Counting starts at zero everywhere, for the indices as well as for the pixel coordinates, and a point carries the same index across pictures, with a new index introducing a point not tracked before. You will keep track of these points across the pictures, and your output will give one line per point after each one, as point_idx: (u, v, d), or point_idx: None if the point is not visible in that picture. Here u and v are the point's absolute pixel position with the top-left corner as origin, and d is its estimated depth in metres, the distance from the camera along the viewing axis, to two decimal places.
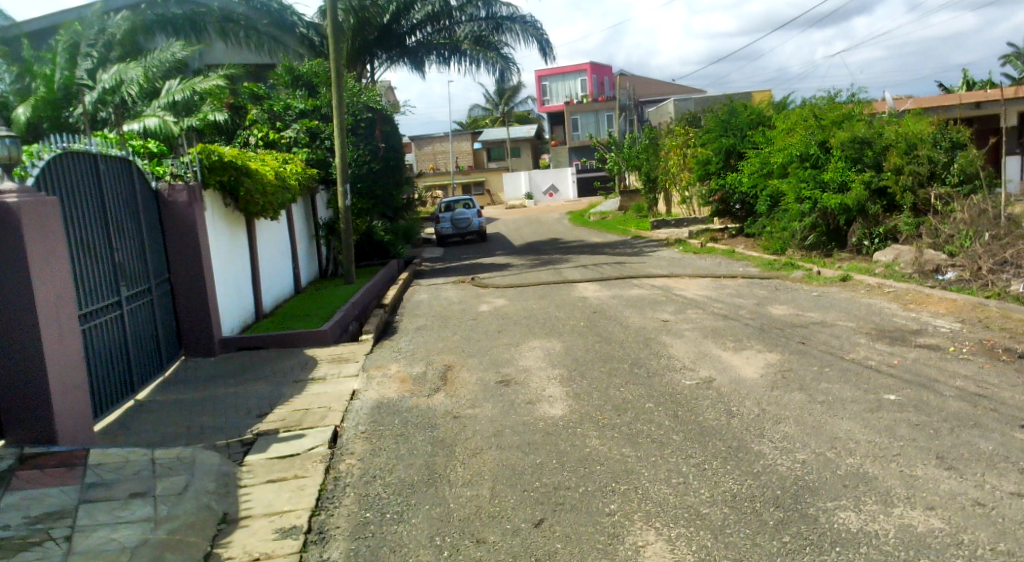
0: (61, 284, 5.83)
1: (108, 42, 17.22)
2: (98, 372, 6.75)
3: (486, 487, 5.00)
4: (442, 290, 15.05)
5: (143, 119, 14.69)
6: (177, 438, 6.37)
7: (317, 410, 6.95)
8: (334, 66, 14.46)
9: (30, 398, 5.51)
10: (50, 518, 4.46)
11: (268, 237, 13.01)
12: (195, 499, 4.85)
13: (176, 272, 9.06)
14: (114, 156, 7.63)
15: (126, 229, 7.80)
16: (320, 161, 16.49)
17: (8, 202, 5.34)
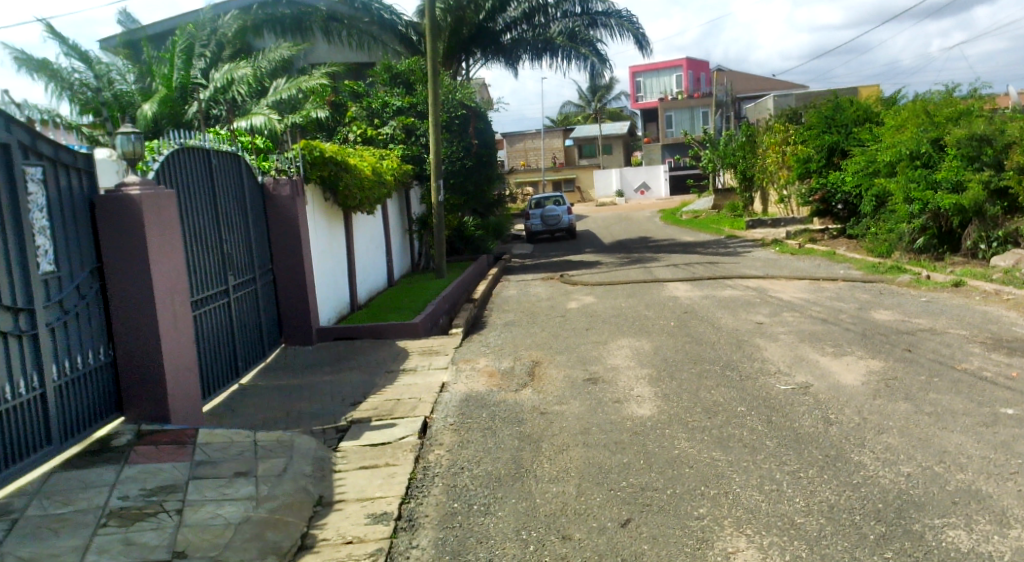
0: (177, 271, 6.18)
1: (221, 42, 18.17)
2: (207, 356, 7.13)
3: (572, 484, 5.00)
4: (532, 286, 15.12)
5: (251, 117, 15.43)
6: (277, 422, 6.66)
7: (408, 401, 7.12)
8: (430, 64, 14.71)
9: (147, 378, 5.88)
10: (164, 492, 4.74)
11: (364, 231, 13.38)
12: (294, 481, 5.06)
13: (279, 263, 9.45)
14: (225, 152, 8.02)
15: (233, 221, 8.19)
16: (415, 158, 16.82)
17: (132, 193, 5.72)
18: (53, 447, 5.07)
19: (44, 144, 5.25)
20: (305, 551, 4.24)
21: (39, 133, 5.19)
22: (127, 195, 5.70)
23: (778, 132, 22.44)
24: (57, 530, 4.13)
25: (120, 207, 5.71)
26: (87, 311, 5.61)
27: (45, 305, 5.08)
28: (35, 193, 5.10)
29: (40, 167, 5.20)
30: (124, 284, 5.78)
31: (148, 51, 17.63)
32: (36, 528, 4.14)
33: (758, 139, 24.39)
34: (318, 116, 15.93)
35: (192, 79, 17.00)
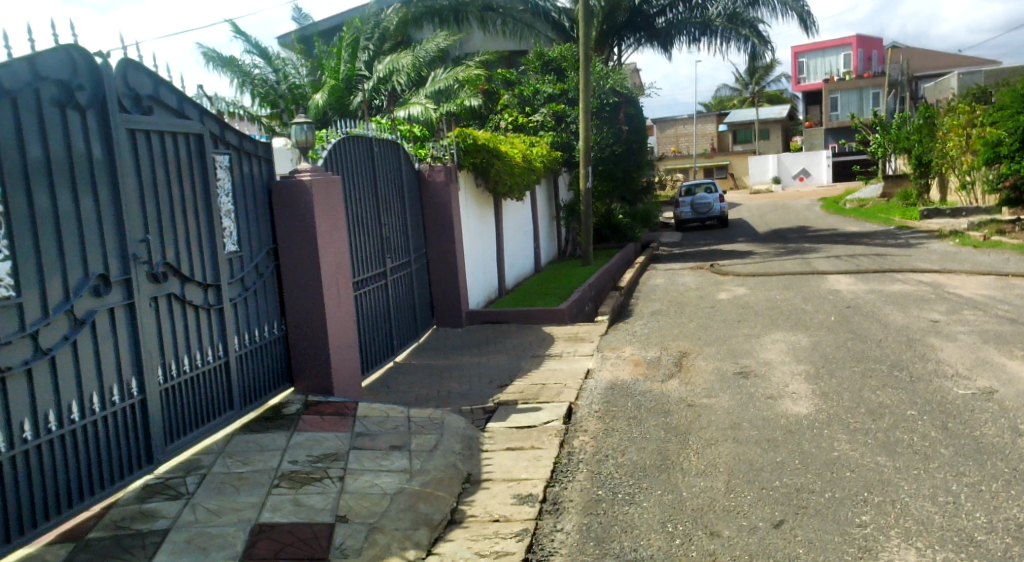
0: (342, 253, 6.53)
1: (382, 35, 19.03)
2: (365, 333, 7.52)
3: (721, 480, 4.86)
4: (681, 275, 14.78)
5: (410, 106, 16.09)
6: (428, 400, 6.93)
7: (553, 386, 7.18)
8: (583, 51, 14.63)
9: (314, 352, 6.28)
10: (328, 459, 5.06)
11: (513, 217, 13.58)
12: (445, 457, 5.24)
13: (433, 247, 9.77)
14: (386, 140, 8.39)
15: (392, 206, 8.55)
16: (565, 144, 16.79)
17: (303, 179, 6.10)
18: (234, 411, 5.54)
19: (231, 135, 5.72)
20: (455, 525, 4.40)
21: (227, 124, 5.66)
22: (299, 181, 6.10)
23: (963, 114, 20.47)
24: (238, 487, 4.51)
25: (293, 193, 6.11)
26: (263, 288, 6.07)
27: (229, 281, 5.55)
28: (222, 179, 5.57)
29: (227, 155, 5.67)
30: (296, 264, 6.20)
31: (318, 46, 18.79)
32: (221, 484, 4.54)
33: (938, 121, 22.43)
34: (472, 105, 16.48)
35: (356, 71, 17.99)
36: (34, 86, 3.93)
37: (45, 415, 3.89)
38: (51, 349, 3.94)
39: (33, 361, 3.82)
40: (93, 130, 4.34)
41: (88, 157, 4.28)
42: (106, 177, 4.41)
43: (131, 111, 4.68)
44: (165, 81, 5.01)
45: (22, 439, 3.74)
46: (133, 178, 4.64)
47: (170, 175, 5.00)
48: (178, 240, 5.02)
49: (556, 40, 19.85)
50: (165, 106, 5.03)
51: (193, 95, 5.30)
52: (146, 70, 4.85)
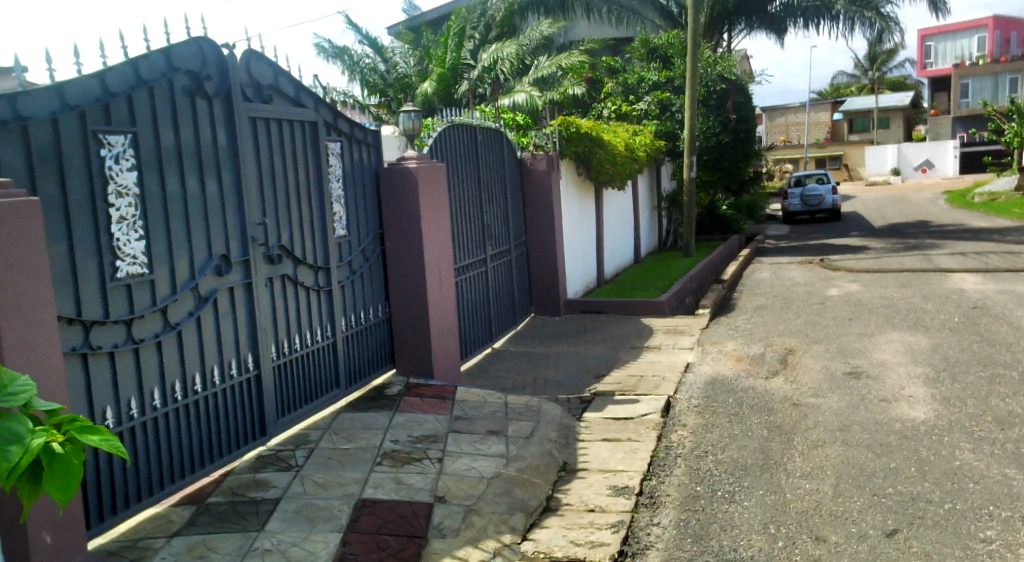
0: (445, 239, 6.63)
1: (488, 24, 19.20)
2: (465, 319, 7.63)
3: (828, 484, 4.67)
4: (788, 270, 14.26)
5: (513, 95, 16.64)
6: (525, 387, 6.97)
7: (651, 378, 7.08)
8: (691, 37, 14.22)
9: (415, 335, 6.43)
10: (427, 440, 5.16)
11: (614, 206, 13.44)
12: (541, 445, 5.26)
13: (533, 234, 9.78)
14: (489, 128, 8.45)
15: (494, 193, 8.61)
16: (669, 133, 16.41)
17: (410, 166, 6.23)
18: (340, 390, 5.75)
19: (343, 123, 5.90)
20: (550, 512, 4.41)
21: (339, 112, 5.84)
22: (406, 168, 6.23)
23: None
24: (343, 462, 4.68)
25: (400, 180, 6.25)
26: (369, 271, 6.24)
27: (338, 264, 5.75)
28: (333, 165, 5.75)
29: (339, 142, 5.85)
30: (401, 249, 6.35)
31: (426, 35, 19.15)
32: (327, 458, 4.72)
33: None
34: (575, 93, 16.55)
35: (462, 60, 18.23)
36: (168, 76, 4.18)
37: (172, 385, 4.15)
38: (178, 324, 4.20)
39: (163, 334, 4.08)
40: (219, 117, 4.58)
41: (214, 144, 4.51)
42: (229, 162, 4.64)
43: (253, 100, 4.89)
44: (284, 71, 5.21)
45: (152, 406, 4.01)
46: (253, 164, 4.87)
47: (287, 161, 5.21)
48: (293, 224, 5.23)
49: (663, 26, 19.41)
50: (284, 96, 5.24)
51: (309, 85, 5.50)
52: (267, 60, 5.05)
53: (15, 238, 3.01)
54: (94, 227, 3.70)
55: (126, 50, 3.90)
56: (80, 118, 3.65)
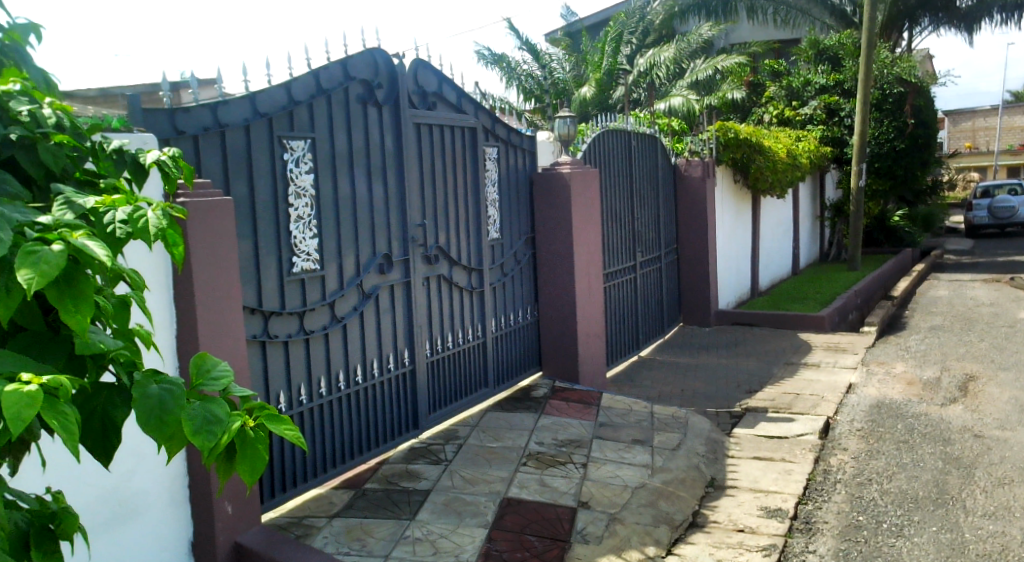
0: (595, 244, 6.61)
1: (646, 29, 19.04)
2: (612, 325, 7.58)
3: (1015, 526, 4.25)
4: (969, 288, 13.09)
5: (669, 99, 16.53)
6: (672, 398, 6.82)
7: (809, 397, 6.71)
8: (866, 37, 13.31)
9: (563, 339, 6.46)
10: (571, 444, 5.12)
11: (772, 215, 12.89)
12: (688, 458, 5.09)
13: (685, 241, 9.55)
14: (643, 134, 8.37)
15: (645, 199, 8.50)
16: (835, 139, 15.35)
17: (563, 171, 6.28)
18: (489, 389, 5.88)
19: (501, 129, 6.06)
20: (696, 529, 4.30)
21: (498, 118, 5.99)
22: (560, 173, 6.28)
23: None
24: (490, 460, 4.77)
25: (554, 184, 6.31)
26: (520, 274, 6.35)
27: (491, 266, 5.89)
28: (490, 170, 5.91)
29: (496, 148, 6.00)
30: (552, 253, 6.40)
31: (584, 40, 19.33)
32: (475, 455, 4.84)
33: None
34: (734, 97, 16.14)
35: (618, 65, 18.34)
36: (345, 84, 4.45)
37: (336, 374, 4.42)
38: (343, 318, 4.47)
39: (330, 327, 4.35)
40: (387, 123, 4.82)
41: (382, 149, 4.76)
42: (395, 166, 4.87)
43: (418, 107, 5.12)
44: (448, 79, 5.41)
45: (318, 394, 4.28)
46: (417, 168, 5.08)
47: (447, 165, 5.40)
48: (450, 226, 5.41)
49: (834, 27, 17.96)
50: (447, 102, 5.44)
51: (471, 92, 5.68)
52: (433, 69, 5.26)
53: (213, 236, 3.33)
54: (275, 224, 4.02)
55: (309, 61, 4.20)
56: (268, 124, 3.98)
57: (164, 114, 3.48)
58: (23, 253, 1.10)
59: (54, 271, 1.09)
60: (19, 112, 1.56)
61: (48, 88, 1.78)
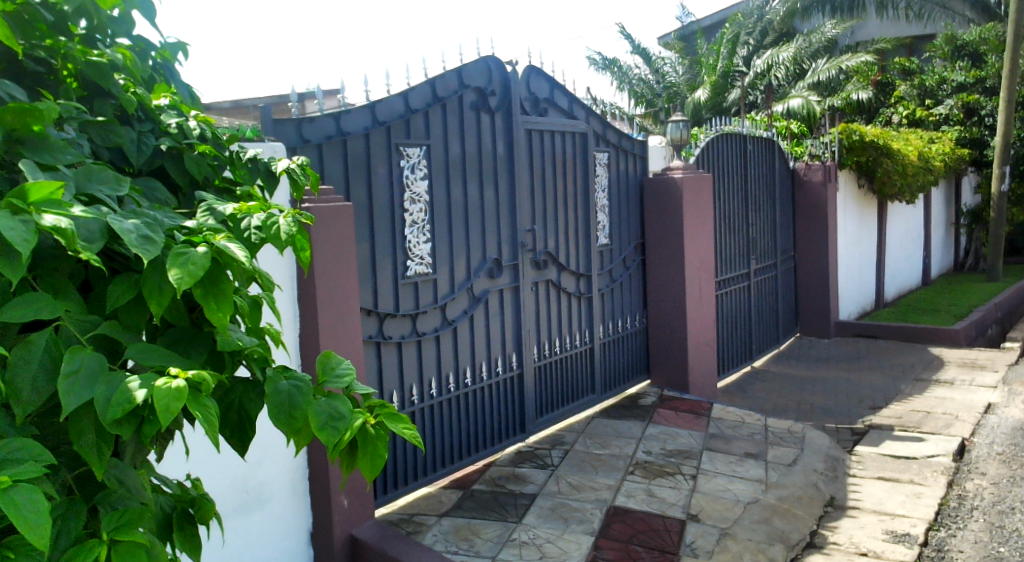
0: (707, 251, 6.45)
1: (765, 29, 18.49)
2: (724, 334, 7.38)
3: None
4: None
5: (787, 101, 15.98)
6: (788, 412, 6.57)
7: (941, 416, 6.30)
8: (1011, 29, 12.35)
9: (672, 347, 6.34)
10: (681, 455, 4.99)
11: (900, 221, 12.19)
12: (805, 475, 4.87)
13: (803, 249, 9.17)
14: (760, 137, 8.11)
15: (761, 205, 8.22)
16: (975, 141, 14.28)
17: (675, 176, 6.17)
18: (596, 395, 5.85)
19: (612, 134, 6.02)
20: (814, 550, 4.15)
21: (609, 124, 5.97)
22: (671, 178, 6.19)
23: None
24: (596, 467, 4.73)
25: (666, 189, 6.22)
26: (629, 280, 6.29)
27: (599, 272, 5.87)
28: (600, 175, 5.88)
29: (607, 153, 5.97)
30: (662, 260, 6.29)
31: (699, 43, 18.96)
32: (582, 461, 4.81)
33: None
34: (858, 98, 15.40)
35: (733, 67, 17.91)
36: (459, 92, 4.56)
37: (446, 376, 4.51)
38: (454, 320, 4.56)
39: (441, 329, 4.46)
40: (500, 130, 4.89)
41: (494, 155, 4.82)
42: (507, 172, 4.93)
43: (530, 113, 5.15)
44: (560, 85, 5.43)
45: (429, 395, 4.39)
46: (527, 173, 5.12)
47: (558, 171, 5.41)
48: (559, 231, 5.42)
49: (976, 21, 16.36)
50: (559, 109, 5.45)
51: (582, 97, 5.67)
52: (545, 75, 5.29)
53: (335, 239, 3.48)
54: (391, 228, 4.15)
55: (426, 70, 4.33)
56: (386, 132, 4.12)
57: (292, 124, 3.67)
58: (172, 254, 1.18)
59: (200, 273, 1.17)
60: (169, 124, 1.68)
61: (192, 102, 1.91)
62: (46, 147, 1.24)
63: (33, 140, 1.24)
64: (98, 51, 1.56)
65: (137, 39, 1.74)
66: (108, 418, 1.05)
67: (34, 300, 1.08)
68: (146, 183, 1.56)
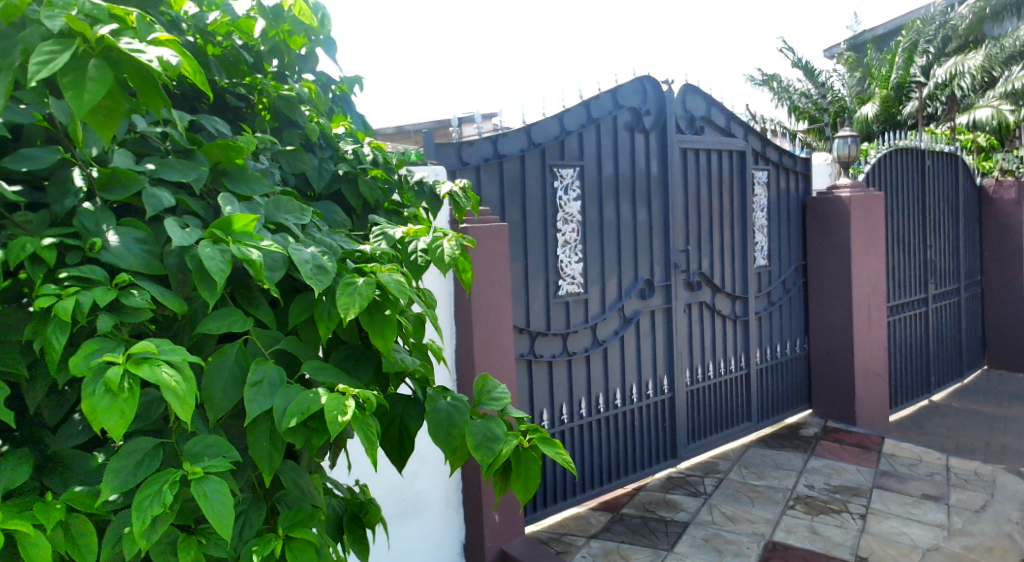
0: (877, 275, 6.03)
1: (948, 35, 17.19)
2: (897, 363, 6.86)
3: None
4: None
5: (974, 111, 14.66)
6: (974, 451, 5.99)
7: None
8: None
9: (837, 375, 5.97)
10: (848, 492, 4.67)
11: None
12: (996, 523, 4.40)
13: (991, 273, 8.39)
14: (942, 152, 7.51)
15: (942, 225, 7.59)
16: None
17: (842, 195, 5.83)
18: (752, 423, 5.62)
19: (772, 151, 5.79)
20: None
21: (770, 141, 5.74)
22: (838, 198, 5.85)
23: None
24: (754, 499, 4.52)
25: (833, 209, 5.89)
26: (789, 303, 6.01)
27: (757, 294, 5.65)
28: (759, 195, 5.67)
29: (767, 171, 5.74)
30: (827, 283, 5.95)
31: (871, 52, 17.99)
32: (738, 492, 4.62)
33: None
34: None
35: (910, 77, 16.84)
36: (614, 113, 4.56)
37: (596, 397, 4.49)
38: (606, 341, 4.54)
39: (592, 349, 4.45)
40: (655, 150, 4.83)
41: (648, 175, 4.78)
42: (660, 192, 4.87)
43: (686, 131, 5.05)
44: (718, 103, 5.29)
45: (578, 415, 4.39)
46: (681, 193, 5.02)
47: (714, 190, 5.28)
48: (714, 252, 5.27)
49: None
50: (716, 127, 5.31)
51: (742, 114, 5.50)
52: (702, 93, 5.18)
53: (491, 260, 3.57)
54: (544, 249, 4.20)
55: (581, 93, 4.38)
56: (541, 154, 4.19)
57: (452, 147, 3.82)
58: (343, 284, 1.25)
59: (364, 303, 1.23)
60: (346, 151, 1.81)
61: (365, 130, 2.04)
62: (244, 177, 1.37)
63: (234, 171, 1.37)
64: (288, 86, 1.71)
65: (320, 74, 1.88)
66: (285, 425, 1.12)
67: (228, 313, 1.19)
68: (325, 207, 1.68)
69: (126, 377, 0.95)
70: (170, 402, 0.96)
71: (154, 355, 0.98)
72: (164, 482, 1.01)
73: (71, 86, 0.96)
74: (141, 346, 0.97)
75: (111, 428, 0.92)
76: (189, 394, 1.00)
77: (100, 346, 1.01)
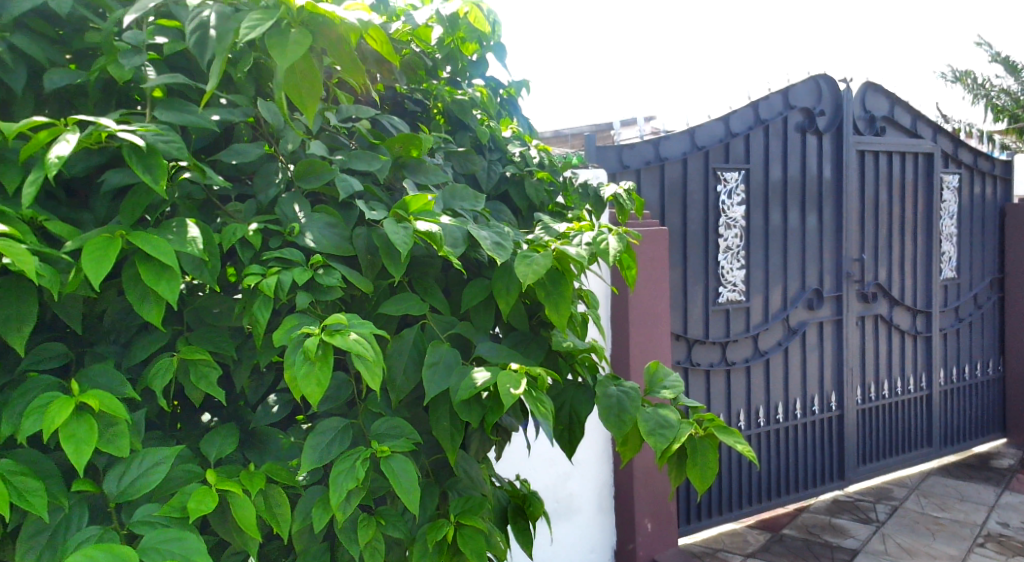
0: None
1: None
2: None
3: None
4: None
5: None
6: None
7: None
8: None
9: None
10: None
11: None
12: None
13: None
14: None
15: None
16: None
17: None
18: (932, 449, 5.16)
19: (965, 153, 5.29)
20: None
21: (962, 142, 5.25)
22: None
23: None
24: (936, 532, 4.14)
25: None
26: (981, 320, 5.47)
27: (942, 309, 5.18)
28: (949, 200, 5.20)
29: (958, 175, 5.25)
30: None
31: None
32: (917, 523, 4.25)
33: None
34: None
35: None
36: (785, 114, 4.34)
37: (756, 410, 4.29)
38: (768, 351, 4.32)
39: (753, 360, 4.25)
40: (828, 152, 4.55)
41: (820, 178, 4.50)
42: (834, 197, 4.58)
43: (865, 132, 4.72)
44: (903, 101, 4.90)
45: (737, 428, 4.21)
46: (858, 198, 4.70)
47: (895, 195, 4.89)
48: (894, 262, 4.89)
49: None
50: (900, 127, 4.92)
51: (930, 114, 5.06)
52: (885, 91, 4.82)
53: (651, 263, 3.50)
54: (704, 255, 4.06)
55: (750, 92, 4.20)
56: (704, 157, 4.07)
57: (613, 150, 3.78)
58: (520, 257, 1.26)
59: (543, 273, 1.23)
60: (513, 154, 1.84)
61: (531, 133, 2.06)
62: (422, 169, 1.42)
63: (413, 163, 1.42)
64: (462, 91, 1.75)
65: (490, 79, 1.91)
66: (460, 401, 1.14)
67: (407, 298, 1.23)
68: (494, 206, 1.71)
69: (322, 346, 1.00)
70: (362, 373, 1.00)
71: (346, 327, 1.03)
72: (355, 458, 1.06)
73: (276, 47, 1.01)
74: (335, 319, 1.02)
75: (311, 395, 0.97)
76: (377, 363, 1.04)
77: (298, 322, 1.08)
